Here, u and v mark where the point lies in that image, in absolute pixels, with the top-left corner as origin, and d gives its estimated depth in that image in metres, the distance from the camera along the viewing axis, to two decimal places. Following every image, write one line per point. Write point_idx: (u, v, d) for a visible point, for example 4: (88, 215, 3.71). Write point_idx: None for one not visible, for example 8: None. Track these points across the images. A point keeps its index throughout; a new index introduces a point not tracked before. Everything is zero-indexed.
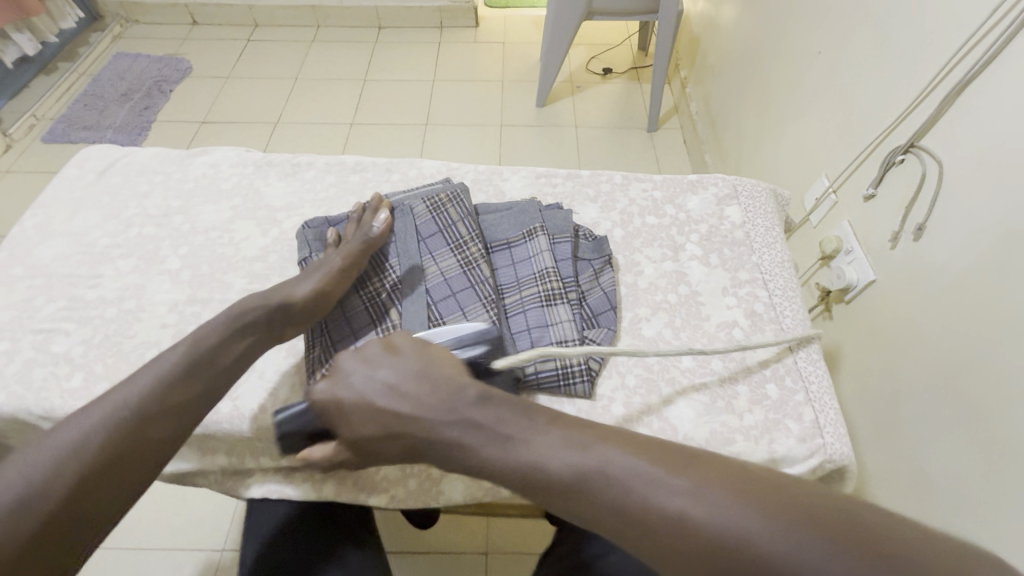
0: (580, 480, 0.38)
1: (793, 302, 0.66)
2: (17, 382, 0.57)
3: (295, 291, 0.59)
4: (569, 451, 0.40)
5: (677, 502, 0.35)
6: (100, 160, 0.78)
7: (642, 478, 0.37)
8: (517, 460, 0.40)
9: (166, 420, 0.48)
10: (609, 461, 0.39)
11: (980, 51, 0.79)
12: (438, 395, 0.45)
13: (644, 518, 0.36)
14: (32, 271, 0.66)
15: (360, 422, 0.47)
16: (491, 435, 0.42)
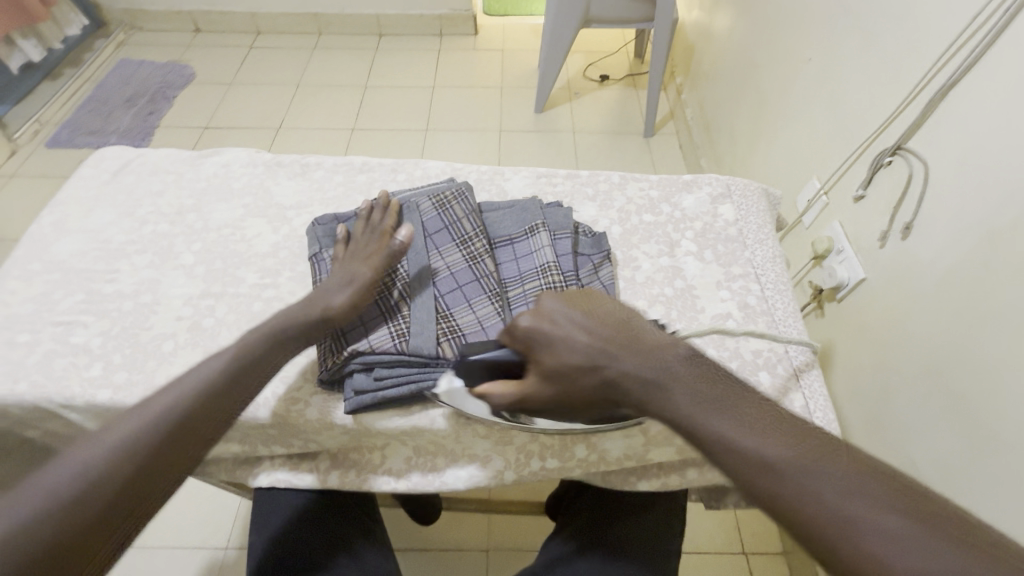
0: (787, 471, 0.38)
1: (784, 295, 0.69)
2: (38, 371, 0.59)
3: (330, 301, 0.59)
4: (786, 442, 0.40)
5: (893, 520, 0.35)
6: (115, 161, 0.81)
7: (860, 494, 0.36)
8: (718, 429, 0.41)
9: (209, 419, 0.50)
10: (826, 466, 0.38)
11: (962, 56, 0.83)
12: (652, 356, 0.47)
13: (846, 530, 0.36)
14: (50, 266, 0.69)
15: (564, 352, 0.48)
16: (700, 402, 0.43)
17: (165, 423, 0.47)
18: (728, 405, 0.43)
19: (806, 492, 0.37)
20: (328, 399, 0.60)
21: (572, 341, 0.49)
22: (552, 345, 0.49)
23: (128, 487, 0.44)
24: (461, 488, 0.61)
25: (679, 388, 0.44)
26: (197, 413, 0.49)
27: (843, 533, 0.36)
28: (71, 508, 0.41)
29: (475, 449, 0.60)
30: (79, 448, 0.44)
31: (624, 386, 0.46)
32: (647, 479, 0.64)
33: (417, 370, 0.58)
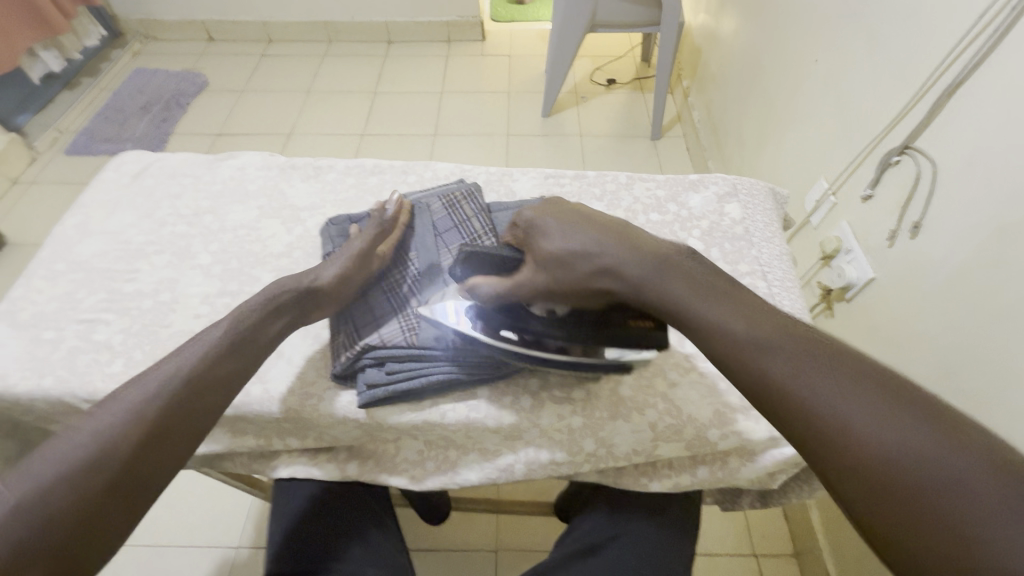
0: (798, 365, 0.40)
1: (791, 292, 0.70)
2: (63, 367, 0.61)
3: (324, 274, 0.62)
4: (753, 323, 0.43)
5: (841, 386, 0.38)
6: (135, 165, 0.83)
7: (817, 364, 0.39)
8: (729, 324, 0.43)
9: (211, 396, 0.51)
10: (788, 342, 0.41)
11: (969, 54, 0.83)
12: (641, 251, 0.50)
13: (844, 421, 0.37)
14: (74, 266, 0.71)
15: (561, 241, 0.53)
16: (713, 302, 0.45)
17: (155, 401, 0.48)
18: (744, 307, 0.45)
19: (811, 386, 0.39)
20: (341, 393, 0.61)
21: (565, 231, 0.53)
22: (547, 234, 0.54)
23: (122, 466, 0.45)
24: (473, 482, 0.61)
25: (669, 273, 0.48)
26: (188, 392, 0.49)
27: (839, 422, 0.37)
28: (86, 471, 0.43)
29: (486, 443, 0.61)
30: (94, 416, 0.47)
31: (609, 268, 0.50)
32: (658, 477, 0.64)
33: (428, 364, 0.59)
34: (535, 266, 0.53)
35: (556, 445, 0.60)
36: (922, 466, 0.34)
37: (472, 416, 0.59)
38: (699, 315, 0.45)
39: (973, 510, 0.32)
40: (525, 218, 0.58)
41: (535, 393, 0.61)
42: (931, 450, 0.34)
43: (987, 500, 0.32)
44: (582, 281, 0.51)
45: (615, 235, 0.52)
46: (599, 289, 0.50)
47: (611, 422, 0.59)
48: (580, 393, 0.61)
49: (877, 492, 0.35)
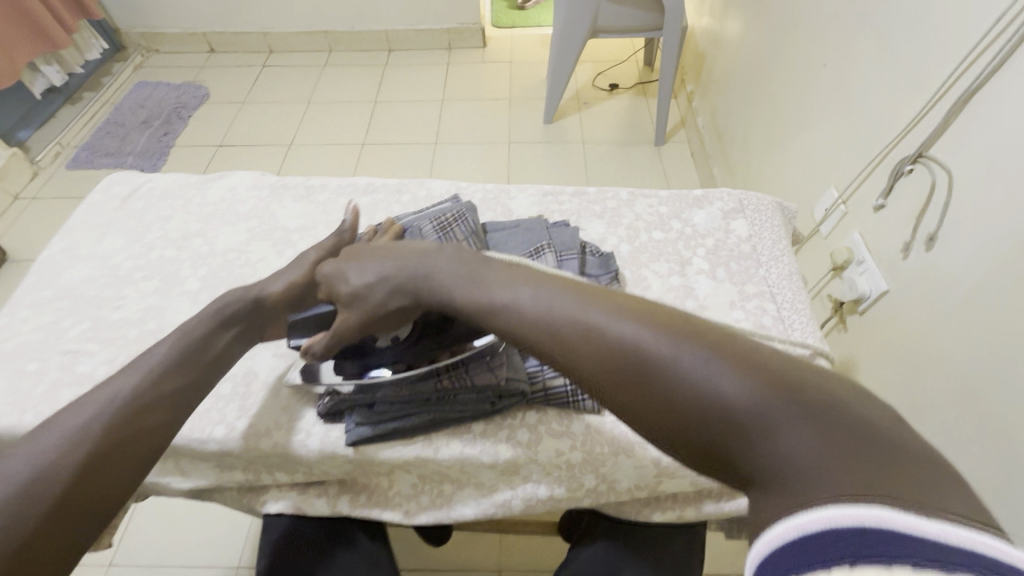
0: (552, 305, 0.44)
1: (802, 315, 0.66)
2: (44, 402, 0.59)
3: (271, 287, 0.63)
4: (511, 281, 0.48)
5: (584, 314, 0.43)
6: (125, 187, 0.82)
7: (561, 302, 0.44)
8: (498, 293, 0.48)
9: (159, 414, 0.50)
10: (540, 292, 0.46)
11: (985, 61, 0.79)
12: (417, 254, 0.56)
13: (582, 335, 0.42)
14: (60, 293, 0.69)
15: (354, 276, 0.58)
16: (482, 276, 0.50)
17: (99, 425, 0.47)
18: (500, 268, 0.50)
19: (556, 314, 0.44)
20: (330, 426, 0.59)
21: (355, 269, 0.58)
22: (343, 279, 0.59)
23: (64, 492, 0.43)
24: (469, 517, 0.59)
25: (438, 263, 0.53)
26: (135, 414, 0.48)
27: (579, 336, 0.42)
28: (29, 496, 0.42)
29: (482, 477, 0.59)
30: (34, 441, 0.45)
31: (397, 289, 0.54)
32: (662, 510, 0.62)
33: (417, 402, 0.57)
34: (346, 310, 0.57)
35: (554, 480, 0.57)
36: (643, 351, 0.39)
37: (467, 451, 0.56)
38: (469, 282, 0.50)
39: (680, 372, 0.36)
40: (319, 278, 0.62)
41: (533, 427, 0.58)
42: (651, 342, 0.39)
43: (684, 358, 0.37)
44: (386, 303, 0.55)
45: (396, 250, 0.57)
46: (399, 302, 0.54)
47: (614, 458, 0.56)
48: (579, 427, 0.58)
49: (633, 400, 0.38)
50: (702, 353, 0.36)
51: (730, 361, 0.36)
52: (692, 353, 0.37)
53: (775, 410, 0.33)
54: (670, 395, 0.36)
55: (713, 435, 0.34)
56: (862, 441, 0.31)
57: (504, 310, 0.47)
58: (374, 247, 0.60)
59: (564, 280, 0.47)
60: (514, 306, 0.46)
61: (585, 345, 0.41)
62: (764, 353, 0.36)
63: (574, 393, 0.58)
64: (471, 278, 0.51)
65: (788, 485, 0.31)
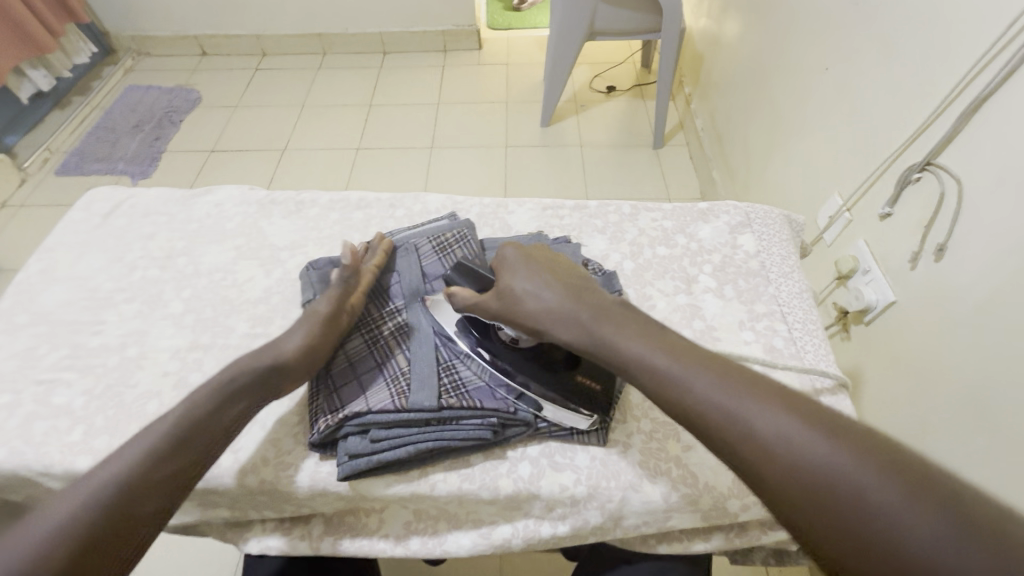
0: (734, 405, 0.40)
1: (814, 336, 0.63)
2: (17, 437, 0.56)
3: (285, 345, 0.56)
4: (683, 365, 0.44)
5: (772, 420, 0.39)
6: (106, 203, 0.78)
7: (744, 400, 0.40)
8: (668, 374, 0.44)
9: (152, 501, 0.43)
10: (717, 383, 0.42)
11: (996, 67, 0.77)
12: (588, 299, 0.52)
13: (759, 442, 0.38)
14: (36, 318, 0.66)
15: (522, 282, 0.54)
16: (650, 348, 0.46)
17: (74, 519, 0.40)
18: (660, 341, 0.47)
19: (726, 411, 0.40)
20: (321, 461, 0.56)
21: (528, 273, 0.55)
22: (515, 272, 0.56)
23: None
24: (464, 554, 0.56)
25: (609, 318, 0.49)
26: (117, 510, 0.42)
27: (754, 444, 0.38)
28: None
29: (479, 513, 0.56)
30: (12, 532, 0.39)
31: (564, 315, 0.51)
32: (668, 543, 0.59)
33: (417, 431, 0.53)
34: (497, 299, 0.54)
35: (557, 517, 0.54)
36: (835, 476, 0.35)
37: (465, 487, 0.53)
38: (636, 350, 0.46)
39: (884, 511, 0.33)
40: (502, 253, 0.59)
41: (534, 460, 0.55)
42: (859, 475, 0.35)
43: (889, 494, 0.34)
44: (542, 319, 0.51)
45: (569, 283, 0.54)
46: (553, 324, 0.51)
47: (620, 492, 0.53)
48: (583, 459, 0.55)
49: (826, 532, 0.35)
50: (914, 495, 0.33)
51: (946, 511, 0.32)
52: (901, 493, 0.33)
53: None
54: (865, 532, 0.33)
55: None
56: None
57: (674, 391, 0.43)
58: (551, 266, 0.56)
59: (734, 370, 0.43)
60: (677, 392, 0.43)
61: (775, 456, 0.37)
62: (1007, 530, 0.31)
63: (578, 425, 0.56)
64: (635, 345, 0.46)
65: None
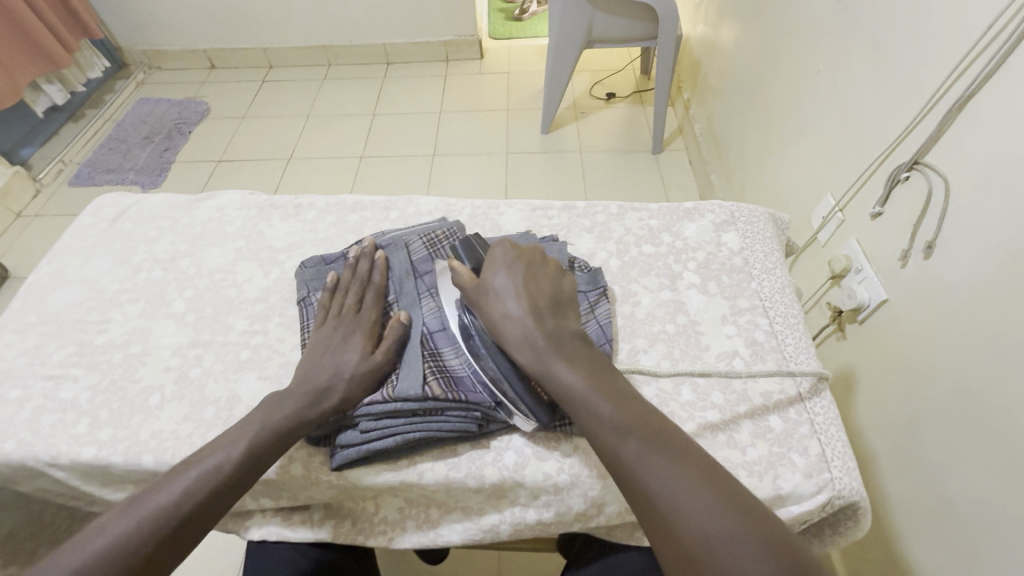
0: (651, 464, 0.45)
1: (794, 330, 0.65)
2: (26, 429, 0.58)
3: (347, 367, 0.57)
4: (618, 416, 0.48)
5: (674, 484, 0.44)
6: (113, 208, 0.81)
7: (658, 461, 0.45)
8: (602, 421, 0.48)
9: (193, 523, 0.47)
10: (639, 441, 0.47)
11: (979, 67, 0.78)
12: (552, 325, 0.55)
13: (667, 508, 0.43)
14: (46, 317, 0.69)
15: (500, 289, 0.57)
16: (593, 393, 0.50)
17: (130, 533, 0.45)
18: (607, 391, 0.51)
19: (647, 471, 0.45)
20: (314, 452, 0.58)
21: (508, 281, 0.57)
22: (495, 278, 0.58)
23: None
24: (456, 541, 0.58)
25: (564, 354, 0.53)
26: (124, 560, 0.44)
27: (661, 506, 0.43)
28: None
29: (468, 501, 0.58)
30: (86, 535, 0.45)
31: (522, 334, 0.54)
32: None
33: (404, 421, 0.55)
34: (473, 299, 0.58)
35: (541, 504, 0.56)
36: (722, 548, 0.40)
37: (451, 476, 0.55)
38: (582, 395, 0.50)
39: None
40: (495, 249, 0.61)
41: (519, 449, 0.57)
42: (736, 548, 0.40)
43: (764, 573, 0.39)
44: (503, 329, 0.55)
45: (542, 303, 0.57)
46: (516, 331, 0.54)
47: (601, 480, 0.55)
48: (567, 448, 0.57)
49: None
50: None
51: None
52: (774, 574, 0.38)
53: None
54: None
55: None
56: None
57: (607, 441, 0.48)
58: (529, 275, 0.59)
59: (662, 432, 0.48)
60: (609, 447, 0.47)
61: (671, 513, 0.43)
62: None
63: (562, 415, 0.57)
64: (581, 391, 0.51)
65: None
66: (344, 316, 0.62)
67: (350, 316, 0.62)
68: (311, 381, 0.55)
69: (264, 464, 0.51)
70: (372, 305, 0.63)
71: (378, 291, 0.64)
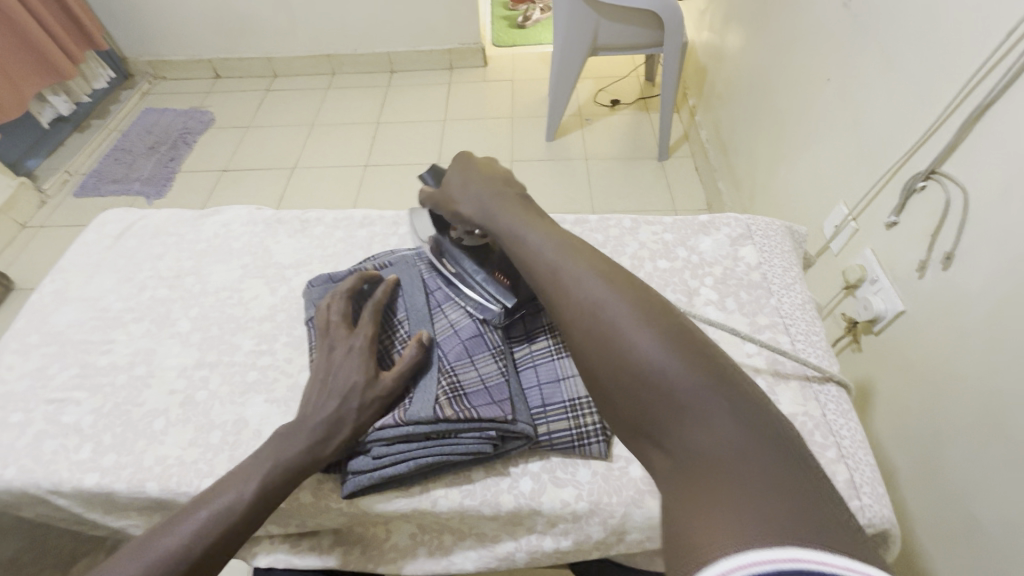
0: (560, 265, 0.50)
1: (816, 348, 0.63)
2: (28, 455, 0.57)
3: (349, 389, 0.54)
4: (542, 239, 0.53)
5: (578, 274, 0.48)
6: (118, 225, 0.80)
7: (562, 263, 0.50)
8: (527, 239, 0.54)
9: (202, 565, 0.46)
10: (554, 252, 0.51)
11: (997, 76, 0.76)
12: (497, 190, 0.61)
13: (580, 298, 0.46)
14: (48, 338, 0.67)
15: (456, 180, 0.64)
16: (523, 225, 0.56)
17: None
18: (543, 229, 0.55)
19: (559, 267, 0.49)
20: (322, 479, 0.56)
21: (460, 170, 0.65)
22: (451, 173, 0.66)
23: None
24: (470, 570, 0.57)
25: (506, 206, 0.58)
26: None
27: (564, 293, 0.48)
28: None
29: (482, 528, 0.56)
30: None
31: (472, 196, 0.61)
32: None
33: (418, 446, 0.53)
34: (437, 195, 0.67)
35: (560, 532, 0.54)
36: (626, 328, 0.42)
37: (466, 503, 0.53)
38: (514, 228, 0.56)
39: (651, 354, 0.40)
40: (456, 156, 0.68)
41: (535, 475, 0.55)
42: (627, 319, 0.43)
43: (661, 347, 0.40)
44: (460, 205, 0.62)
45: (493, 179, 0.63)
46: (468, 213, 0.61)
47: (622, 508, 0.53)
48: (585, 473, 0.55)
49: (595, 354, 0.43)
50: (664, 335, 0.41)
51: (685, 348, 0.40)
52: (672, 350, 0.40)
53: (711, 410, 0.36)
54: (633, 371, 0.41)
55: (657, 411, 0.39)
56: (774, 455, 0.34)
57: (537, 262, 0.52)
58: (475, 169, 0.64)
59: (588, 253, 0.51)
60: (539, 261, 0.52)
61: (570, 297, 0.47)
62: (719, 360, 0.40)
63: (580, 437, 0.55)
64: (517, 228, 0.56)
65: (687, 465, 0.36)
66: (339, 335, 0.59)
67: (346, 333, 0.59)
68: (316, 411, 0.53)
69: (274, 504, 0.49)
70: (369, 322, 0.60)
71: (376, 307, 0.61)
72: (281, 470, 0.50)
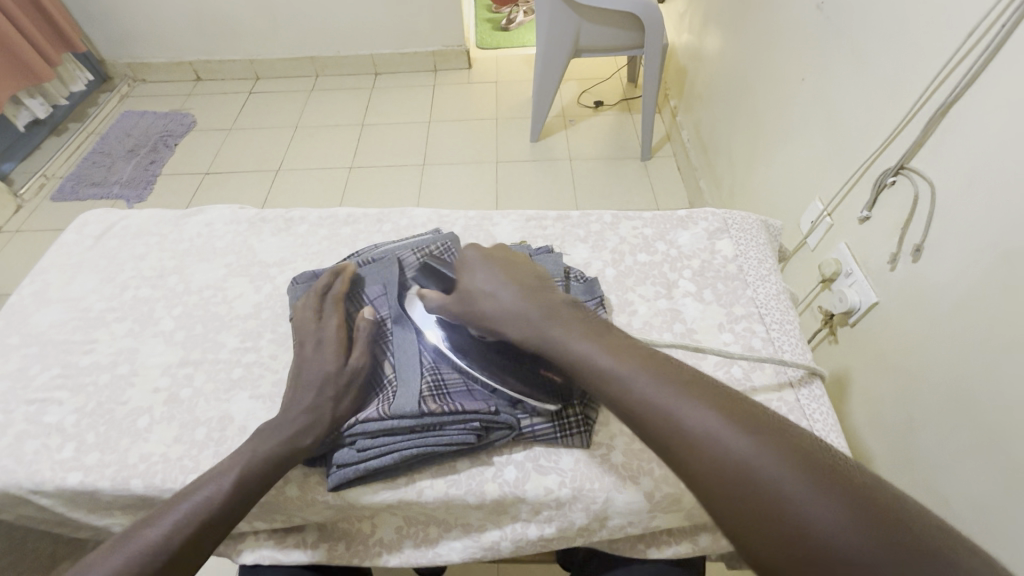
0: (675, 408, 0.43)
1: (790, 336, 0.66)
2: (8, 455, 0.57)
3: (314, 381, 0.55)
4: (635, 366, 0.47)
5: (707, 424, 0.42)
6: (99, 225, 0.80)
7: (677, 406, 0.43)
8: (617, 371, 0.46)
9: (186, 555, 0.46)
10: (659, 387, 0.45)
11: (960, 73, 0.80)
12: (544, 297, 0.54)
13: (723, 458, 0.40)
14: (28, 339, 0.67)
15: (485, 288, 0.54)
16: (601, 348, 0.49)
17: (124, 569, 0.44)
18: (624, 355, 0.48)
19: (675, 411, 0.43)
20: (308, 474, 0.56)
21: (489, 271, 0.56)
22: (474, 274, 0.56)
23: None
24: (456, 560, 0.58)
25: (568, 326, 0.51)
26: None
27: (694, 448, 0.41)
28: None
29: (468, 519, 0.57)
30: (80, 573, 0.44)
31: (516, 313, 0.52)
32: (658, 547, 0.60)
33: (403, 439, 0.53)
34: (457, 300, 0.56)
35: (544, 519, 0.55)
36: (796, 499, 0.37)
37: (451, 493, 0.54)
38: (592, 355, 0.48)
39: (836, 534, 0.35)
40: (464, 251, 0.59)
41: (520, 464, 0.56)
42: (785, 485, 0.38)
43: (846, 524, 0.36)
44: (500, 320, 0.53)
45: (531, 283, 0.55)
46: (517, 333, 0.52)
47: (604, 493, 0.54)
48: (569, 461, 0.56)
49: (760, 532, 0.38)
50: (840, 505, 0.37)
51: (869, 519, 0.36)
52: (857, 526, 0.36)
53: None
54: (829, 561, 0.35)
55: None
56: None
57: (641, 403, 0.44)
58: (504, 269, 0.57)
59: (692, 380, 0.46)
60: (641, 400, 0.45)
61: (706, 454, 0.41)
62: (900, 516, 0.36)
63: (563, 427, 0.56)
64: (592, 354, 0.48)
65: None
66: (309, 329, 0.60)
67: (315, 327, 0.60)
68: (290, 406, 0.54)
69: (257, 494, 0.50)
70: (337, 314, 0.61)
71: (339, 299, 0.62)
72: (262, 461, 0.50)
